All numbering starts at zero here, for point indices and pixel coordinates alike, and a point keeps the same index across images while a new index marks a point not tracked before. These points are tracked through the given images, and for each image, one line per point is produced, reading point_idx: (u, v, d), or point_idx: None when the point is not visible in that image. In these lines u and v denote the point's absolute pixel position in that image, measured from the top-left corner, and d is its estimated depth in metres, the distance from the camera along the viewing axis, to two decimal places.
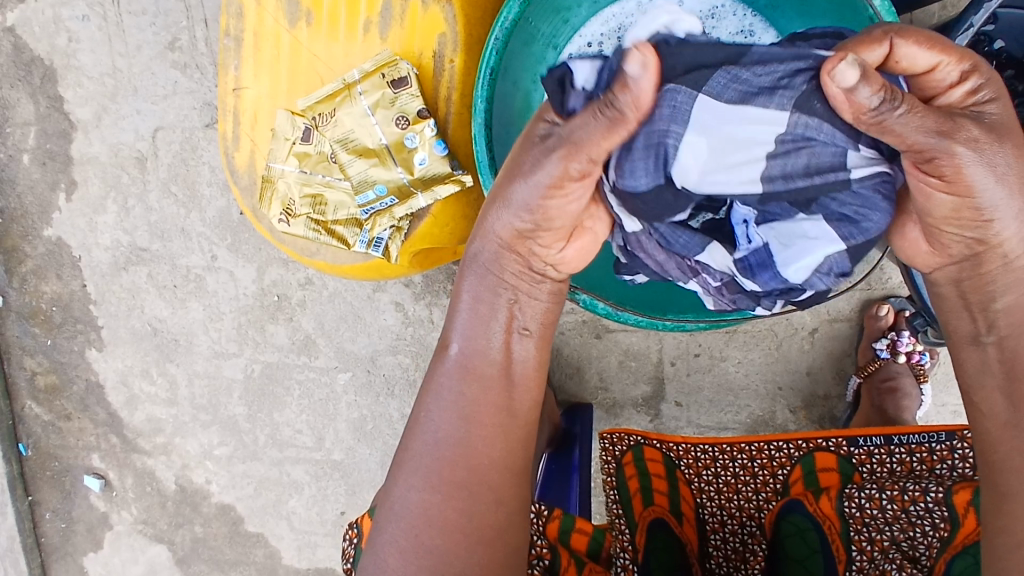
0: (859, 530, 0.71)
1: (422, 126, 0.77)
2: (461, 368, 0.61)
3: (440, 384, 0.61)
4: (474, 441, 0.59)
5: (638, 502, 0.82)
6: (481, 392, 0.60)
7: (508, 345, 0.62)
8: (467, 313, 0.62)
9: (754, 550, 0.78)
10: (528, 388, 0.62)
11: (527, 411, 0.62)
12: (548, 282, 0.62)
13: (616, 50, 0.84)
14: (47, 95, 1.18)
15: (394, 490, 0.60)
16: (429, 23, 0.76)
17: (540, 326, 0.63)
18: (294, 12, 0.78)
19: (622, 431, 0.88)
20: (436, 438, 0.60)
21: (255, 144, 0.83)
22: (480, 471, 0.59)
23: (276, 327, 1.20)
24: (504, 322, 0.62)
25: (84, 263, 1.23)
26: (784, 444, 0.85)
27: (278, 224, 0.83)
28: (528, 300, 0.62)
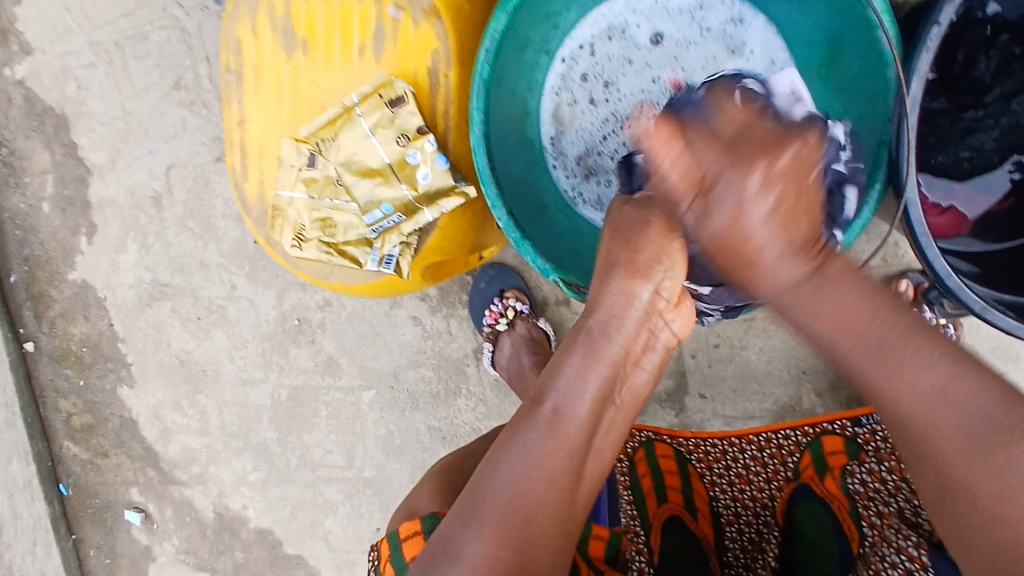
0: (868, 505, 0.73)
1: (422, 142, 0.78)
2: (552, 427, 0.56)
3: (523, 437, 0.55)
4: (549, 499, 0.54)
5: (652, 501, 0.81)
6: (566, 457, 0.55)
7: (600, 413, 0.58)
8: (572, 373, 0.58)
9: (769, 538, 0.80)
10: (599, 455, 0.59)
11: (595, 479, 0.59)
12: (657, 351, 0.63)
13: (608, 49, 0.86)
14: (62, 142, 1.22)
15: (453, 532, 0.54)
16: (421, 41, 0.78)
17: (630, 401, 0.61)
18: (291, 43, 0.80)
19: (636, 430, 0.91)
20: (512, 491, 0.54)
21: (263, 175, 0.85)
22: (543, 527, 0.54)
23: (299, 350, 1.22)
24: (602, 391, 0.58)
25: (110, 303, 1.26)
26: (791, 433, 0.88)
27: (291, 250, 0.85)
28: (636, 371, 0.61)
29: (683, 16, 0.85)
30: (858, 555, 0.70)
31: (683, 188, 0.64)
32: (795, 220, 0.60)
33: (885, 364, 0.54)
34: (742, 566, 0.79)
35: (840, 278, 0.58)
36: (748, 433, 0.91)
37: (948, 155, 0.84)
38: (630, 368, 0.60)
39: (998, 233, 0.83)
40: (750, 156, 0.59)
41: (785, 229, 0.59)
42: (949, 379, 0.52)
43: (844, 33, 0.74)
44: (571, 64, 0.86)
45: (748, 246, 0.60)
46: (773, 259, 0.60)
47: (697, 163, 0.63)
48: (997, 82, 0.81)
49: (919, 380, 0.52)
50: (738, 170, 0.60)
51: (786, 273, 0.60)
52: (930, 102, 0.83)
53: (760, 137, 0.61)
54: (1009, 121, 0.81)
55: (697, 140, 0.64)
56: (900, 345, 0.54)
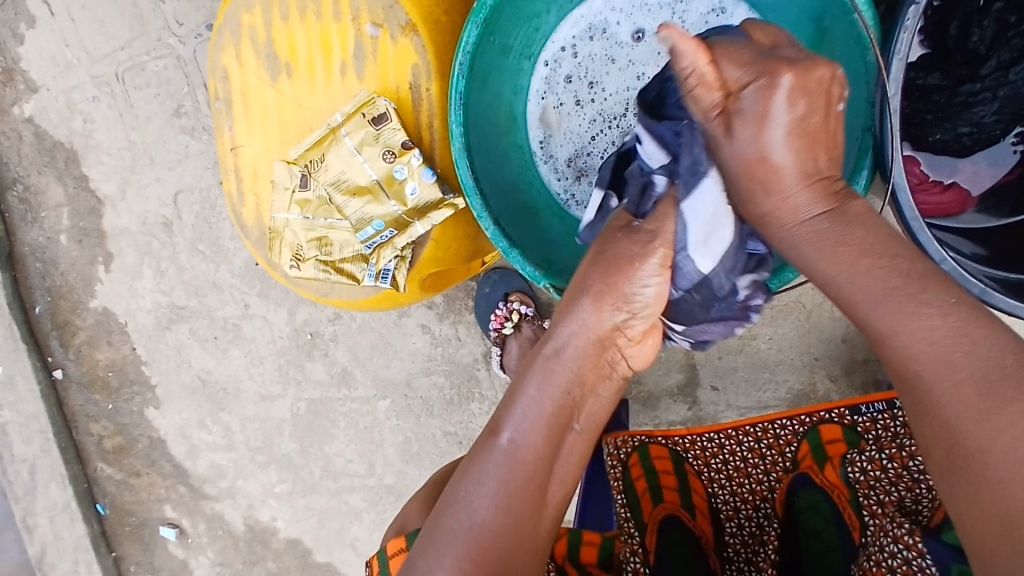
0: (867, 495, 0.73)
1: (409, 157, 0.79)
2: (510, 457, 0.57)
3: (482, 470, 0.57)
4: (513, 530, 0.55)
5: (646, 502, 0.80)
6: (527, 484, 0.56)
7: (561, 441, 0.59)
8: (530, 404, 0.57)
9: (769, 530, 0.78)
10: (566, 481, 0.60)
11: (561, 505, 0.59)
12: (615, 377, 0.61)
13: (591, 49, 0.85)
14: (73, 176, 1.26)
15: (418, 565, 0.55)
16: (401, 55, 0.78)
17: (590, 425, 0.61)
18: (275, 66, 0.82)
19: (626, 435, 0.89)
20: (478, 524, 0.55)
21: (259, 198, 0.87)
22: (509, 562, 0.55)
23: (314, 363, 1.25)
24: (563, 419, 0.58)
25: (131, 327, 1.30)
26: (789, 422, 0.87)
27: (290, 271, 0.86)
28: (593, 396, 0.60)
29: (664, 9, 0.83)
30: (860, 544, 0.70)
31: (706, 96, 0.57)
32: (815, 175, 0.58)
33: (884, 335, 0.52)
34: (743, 560, 0.78)
35: (859, 218, 0.57)
36: (746, 424, 0.89)
37: (946, 131, 0.82)
38: (586, 394, 0.59)
39: (1007, 206, 0.80)
40: (771, 102, 0.55)
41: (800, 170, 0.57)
42: (952, 334, 0.49)
43: (826, 17, 0.73)
44: (554, 67, 0.86)
45: (751, 195, 0.60)
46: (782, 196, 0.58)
47: (721, 70, 0.57)
48: (992, 52, 0.78)
49: (927, 351, 0.50)
50: (754, 131, 0.57)
51: (801, 204, 0.58)
52: (923, 78, 0.80)
53: (803, 66, 0.56)
54: (1008, 92, 0.79)
55: (698, 88, 0.57)
56: (899, 304, 0.51)
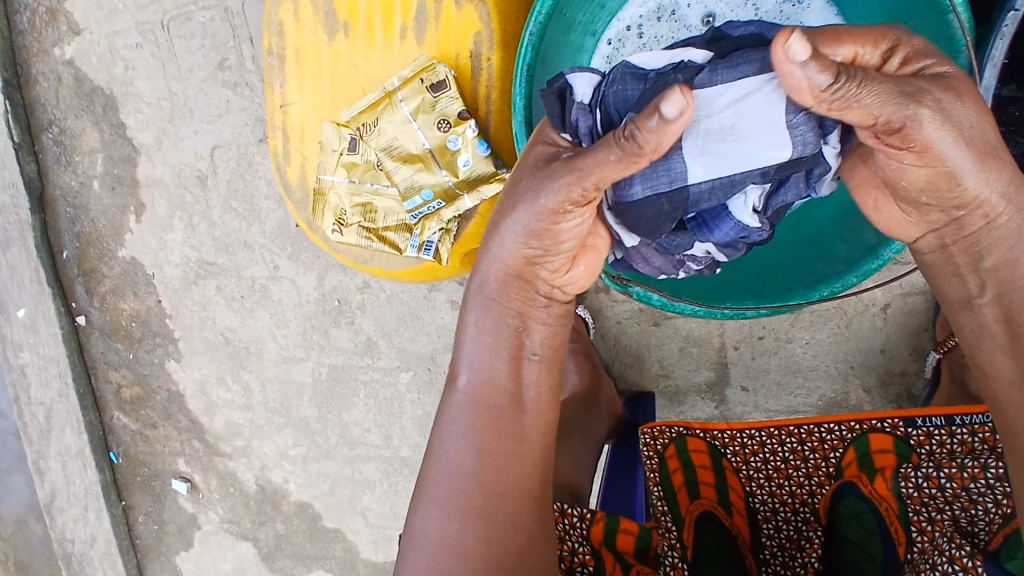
0: (918, 511, 0.75)
1: (464, 127, 0.77)
2: (471, 400, 0.67)
3: (451, 416, 0.67)
4: (488, 470, 0.64)
5: (684, 497, 0.82)
6: (492, 421, 0.65)
7: (517, 371, 0.67)
8: (474, 346, 0.68)
9: (810, 536, 0.79)
10: (539, 412, 0.67)
11: (539, 434, 0.67)
12: (555, 305, 0.67)
13: (658, 30, 0.82)
14: (110, 122, 1.25)
15: (415, 520, 0.65)
16: (464, 23, 0.76)
17: (548, 351, 0.68)
18: (333, 25, 0.79)
19: (664, 425, 0.88)
20: (452, 468, 0.65)
21: (305, 158, 0.84)
22: (495, 498, 0.63)
23: (339, 330, 1.24)
24: (511, 352, 0.67)
25: (158, 280, 1.30)
26: (835, 427, 0.85)
27: (332, 234, 0.84)
28: (535, 325, 0.67)
29: None
30: (904, 560, 0.73)
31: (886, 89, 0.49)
32: (991, 146, 0.53)
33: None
34: (780, 563, 0.79)
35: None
36: (788, 424, 0.87)
37: (1018, 145, 0.79)
38: (530, 323, 0.67)
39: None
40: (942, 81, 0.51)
41: (981, 151, 0.52)
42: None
43: (913, 16, 0.72)
44: (617, 46, 0.83)
45: (956, 177, 0.53)
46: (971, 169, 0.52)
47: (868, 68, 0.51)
48: None
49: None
50: (943, 111, 0.50)
51: (988, 183, 0.54)
52: (1000, 88, 0.78)
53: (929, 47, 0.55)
54: None
55: (867, 76, 0.47)
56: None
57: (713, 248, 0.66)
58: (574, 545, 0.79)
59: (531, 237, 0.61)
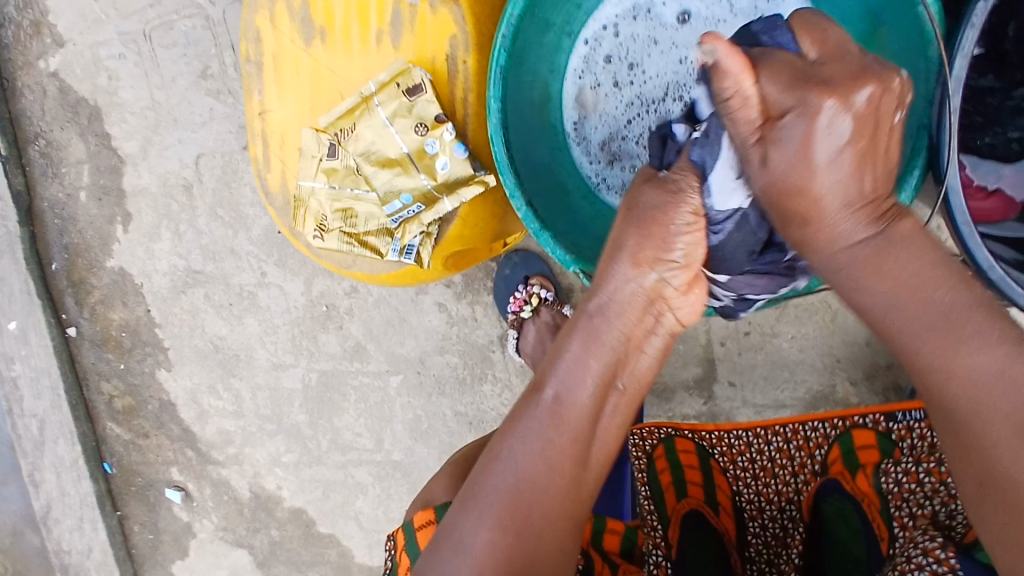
0: (898, 506, 0.75)
1: (441, 131, 0.77)
2: (551, 414, 0.59)
3: (525, 425, 0.59)
4: (547, 489, 0.58)
5: (670, 496, 0.85)
6: (566, 443, 0.59)
7: (602, 398, 0.61)
8: (573, 361, 0.61)
9: (794, 533, 0.84)
10: (605, 441, 0.62)
11: (600, 463, 0.62)
12: (661, 335, 0.64)
13: (634, 30, 0.82)
14: (95, 133, 1.25)
15: (458, 521, 0.59)
16: (440, 26, 0.76)
17: (634, 383, 0.64)
18: (309, 31, 0.80)
19: (653, 427, 0.93)
20: (517, 479, 0.58)
21: (286, 165, 0.85)
22: (543, 520, 0.58)
23: (327, 336, 1.24)
24: (604, 378, 0.61)
25: (147, 289, 1.30)
26: (821, 425, 0.90)
27: (313, 241, 0.85)
28: (638, 354, 0.63)
29: None
30: (883, 555, 0.73)
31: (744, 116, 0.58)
32: (862, 150, 0.55)
33: (952, 336, 0.52)
34: (765, 561, 0.83)
35: (907, 241, 0.56)
36: (775, 424, 0.93)
37: (995, 136, 0.79)
38: (632, 353, 0.62)
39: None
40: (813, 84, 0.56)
41: (856, 161, 0.56)
42: (1004, 367, 0.50)
43: (884, 11, 0.73)
44: (594, 46, 0.83)
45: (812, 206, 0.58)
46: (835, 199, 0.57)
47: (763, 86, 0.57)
48: None
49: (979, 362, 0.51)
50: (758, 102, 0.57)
51: (851, 227, 0.57)
52: (978, 79, 0.79)
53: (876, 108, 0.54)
54: None
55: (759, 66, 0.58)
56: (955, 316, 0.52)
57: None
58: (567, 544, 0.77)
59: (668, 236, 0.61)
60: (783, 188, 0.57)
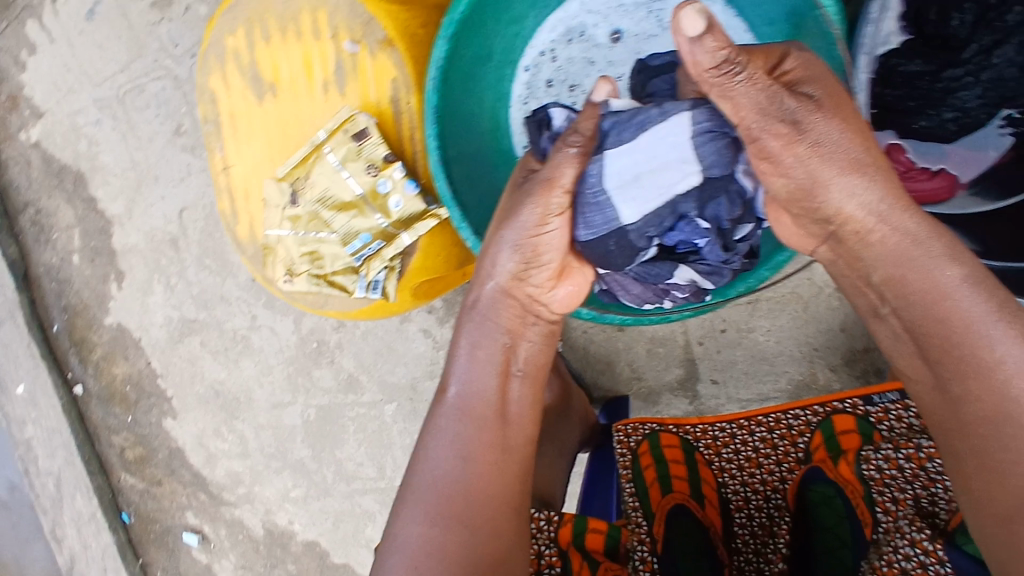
0: (881, 491, 0.81)
1: (391, 170, 0.80)
2: (459, 410, 0.69)
3: (437, 423, 0.69)
4: (473, 476, 0.66)
5: (656, 492, 0.89)
6: (478, 432, 0.68)
7: (505, 385, 0.71)
8: (466, 358, 0.71)
9: (780, 523, 0.86)
10: (522, 425, 0.71)
11: (522, 446, 0.70)
12: (541, 323, 0.74)
13: (570, 53, 0.85)
14: (82, 198, 1.30)
15: (396, 523, 0.66)
16: (380, 71, 0.80)
17: (533, 367, 0.73)
18: (259, 88, 0.83)
19: (637, 423, 0.96)
20: (436, 472, 0.66)
21: (252, 216, 0.89)
22: (476, 504, 0.65)
23: (321, 371, 1.27)
24: (501, 366, 0.71)
25: (145, 342, 1.35)
26: (801, 412, 0.94)
27: (284, 285, 0.88)
28: (524, 342, 0.73)
29: (639, 9, 0.83)
30: (870, 541, 0.78)
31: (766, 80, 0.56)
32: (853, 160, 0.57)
33: (965, 344, 0.55)
34: (752, 551, 0.86)
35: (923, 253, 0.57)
36: (757, 415, 0.96)
37: (930, 117, 0.81)
38: (519, 340, 0.72)
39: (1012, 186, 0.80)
40: (815, 80, 0.58)
41: (850, 153, 0.57)
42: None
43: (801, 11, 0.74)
44: (534, 72, 0.86)
45: (822, 193, 0.58)
46: (846, 188, 0.57)
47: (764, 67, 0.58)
48: (975, 36, 0.77)
49: (1009, 358, 0.53)
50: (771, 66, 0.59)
51: (867, 203, 0.57)
52: (907, 64, 0.79)
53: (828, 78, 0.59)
54: (991, 76, 0.78)
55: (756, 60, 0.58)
56: (989, 317, 0.54)
57: (698, 278, 0.73)
58: (542, 548, 0.84)
59: (520, 239, 0.68)
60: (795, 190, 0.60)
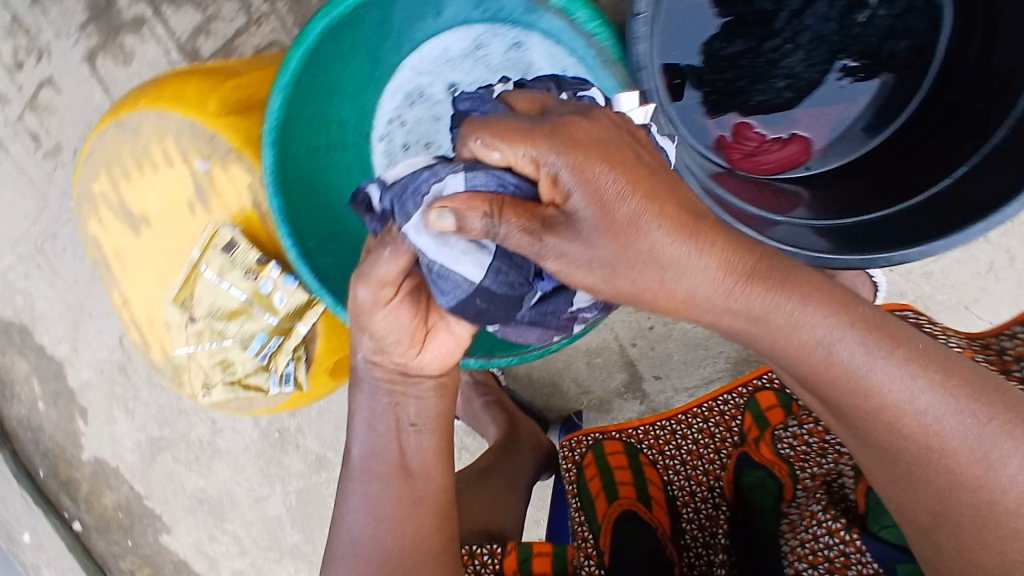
0: (801, 467, 0.85)
1: (268, 270, 0.83)
2: (365, 471, 0.68)
3: (349, 487, 0.69)
4: (383, 535, 0.66)
5: (602, 501, 0.93)
6: (383, 488, 0.67)
7: (400, 440, 0.67)
8: (362, 425, 0.68)
9: (719, 513, 0.89)
10: (429, 475, 0.68)
11: (434, 495, 0.68)
12: (427, 381, 0.68)
13: (415, 114, 0.86)
14: (30, 347, 1.34)
15: None
16: (233, 180, 0.82)
17: (430, 419, 0.68)
18: (132, 223, 0.87)
19: (580, 436, 1.04)
20: (352, 536, 0.67)
21: (161, 341, 0.91)
22: (393, 560, 0.65)
23: (290, 457, 1.30)
24: (391, 423, 0.67)
25: (123, 468, 1.38)
26: (730, 397, 1.00)
27: (205, 398, 0.91)
28: (409, 399, 0.67)
29: (466, 59, 0.84)
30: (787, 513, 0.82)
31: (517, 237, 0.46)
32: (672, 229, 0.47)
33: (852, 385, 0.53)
34: (700, 545, 0.88)
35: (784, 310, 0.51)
36: (692, 408, 1.01)
37: (764, 91, 0.80)
38: (402, 399, 0.66)
39: (854, 140, 0.84)
40: (592, 177, 0.45)
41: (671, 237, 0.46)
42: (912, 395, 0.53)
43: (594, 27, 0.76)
44: (389, 140, 0.86)
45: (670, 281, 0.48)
46: (680, 261, 0.47)
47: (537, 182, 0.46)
48: (783, 2, 0.78)
49: (890, 388, 0.53)
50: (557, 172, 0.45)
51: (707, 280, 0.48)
52: (727, 46, 0.79)
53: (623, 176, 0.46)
54: (809, 37, 0.79)
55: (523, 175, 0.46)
56: (870, 359, 0.52)
57: None
58: None
59: (380, 279, 0.59)
60: (638, 289, 0.49)
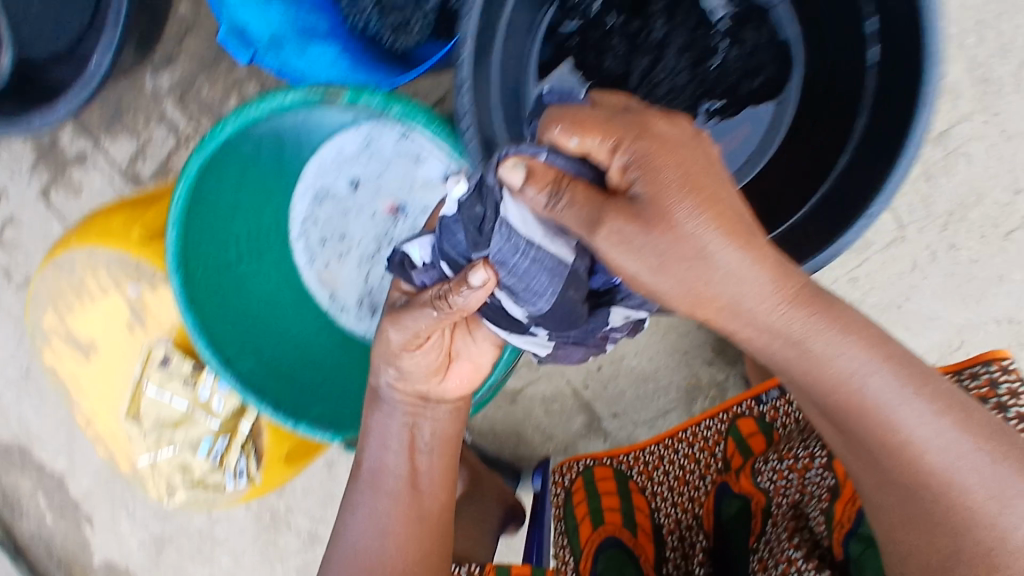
0: (779, 505, 0.86)
1: (204, 377, 0.91)
2: (371, 484, 0.75)
3: (354, 500, 0.75)
4: (389, 550, 0.73)
5: (587, 527, 0.93)
6: (392, 504, 0.74)
7: (411, 460, 0.74)
8: (375, 442, 0.75)
9: (695, 541, 0.93)
10: (434, 492, 0.76)
11: (435, 510, 0.76)
12: (446, 404, 0.74)
13: (326, 211, 0.93)
14: (31, 463, 1.41)
15: None
16: (162, 300, 0.90)
17: (440, 441, 0.75)
18: (81, 348, 0.94)
19: (572, 461, 1.02)
20: (356, 546, 0.74)
21: (119, 453, 0.96)
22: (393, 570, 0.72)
23: (284, 537, 1.34)
24: (405, 443, 0.74)
25: (132, 567, 1.44)
26: (712, 423, 0.99)
27: (168, 501, 0.97)
28: (425, 422, 0.74)
29: (360, 155, 0.89)
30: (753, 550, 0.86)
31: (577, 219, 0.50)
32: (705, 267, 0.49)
33: (878, 412, 0.54)
34: None
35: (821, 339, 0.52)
36: (678, 433, 1.00)
37: None
38: (420, 421, 0.74)
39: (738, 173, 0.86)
40: (655, 166, 0.49)
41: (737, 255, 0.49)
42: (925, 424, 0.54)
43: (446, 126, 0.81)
44: (306, 237, 0.93)
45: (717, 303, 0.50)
46: (729, 284, 0.49)
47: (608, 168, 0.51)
48: (633, 63, 0.82)
49: (905, 416, 0.54)
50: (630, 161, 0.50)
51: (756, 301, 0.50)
52: None
53: (700, 174, 0.49)
54: (665, 89, 0.82)
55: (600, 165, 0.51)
56: (892, 385, 0.53)
57: None
58: None
59: (413, 330, 0.66)
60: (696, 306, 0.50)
